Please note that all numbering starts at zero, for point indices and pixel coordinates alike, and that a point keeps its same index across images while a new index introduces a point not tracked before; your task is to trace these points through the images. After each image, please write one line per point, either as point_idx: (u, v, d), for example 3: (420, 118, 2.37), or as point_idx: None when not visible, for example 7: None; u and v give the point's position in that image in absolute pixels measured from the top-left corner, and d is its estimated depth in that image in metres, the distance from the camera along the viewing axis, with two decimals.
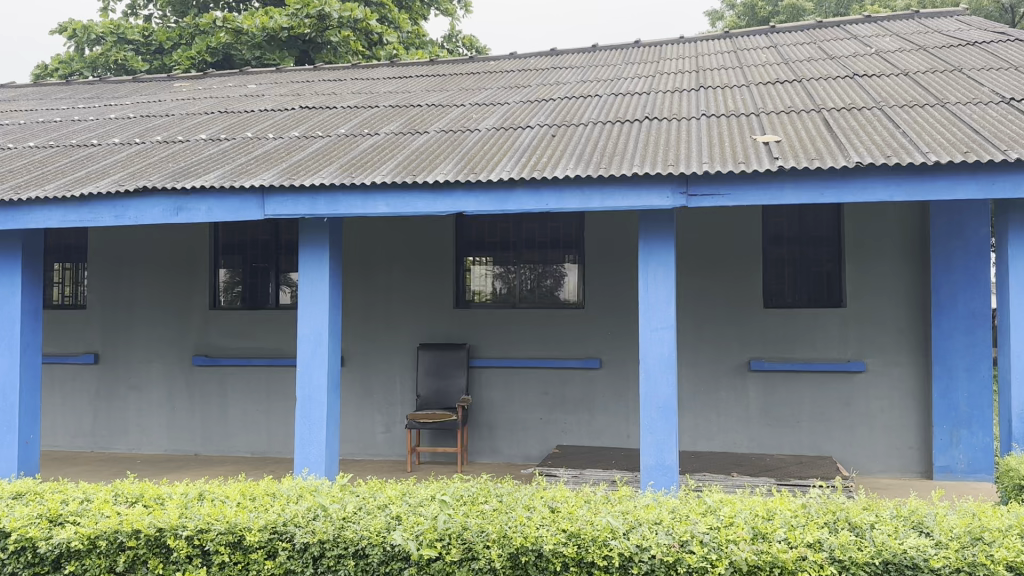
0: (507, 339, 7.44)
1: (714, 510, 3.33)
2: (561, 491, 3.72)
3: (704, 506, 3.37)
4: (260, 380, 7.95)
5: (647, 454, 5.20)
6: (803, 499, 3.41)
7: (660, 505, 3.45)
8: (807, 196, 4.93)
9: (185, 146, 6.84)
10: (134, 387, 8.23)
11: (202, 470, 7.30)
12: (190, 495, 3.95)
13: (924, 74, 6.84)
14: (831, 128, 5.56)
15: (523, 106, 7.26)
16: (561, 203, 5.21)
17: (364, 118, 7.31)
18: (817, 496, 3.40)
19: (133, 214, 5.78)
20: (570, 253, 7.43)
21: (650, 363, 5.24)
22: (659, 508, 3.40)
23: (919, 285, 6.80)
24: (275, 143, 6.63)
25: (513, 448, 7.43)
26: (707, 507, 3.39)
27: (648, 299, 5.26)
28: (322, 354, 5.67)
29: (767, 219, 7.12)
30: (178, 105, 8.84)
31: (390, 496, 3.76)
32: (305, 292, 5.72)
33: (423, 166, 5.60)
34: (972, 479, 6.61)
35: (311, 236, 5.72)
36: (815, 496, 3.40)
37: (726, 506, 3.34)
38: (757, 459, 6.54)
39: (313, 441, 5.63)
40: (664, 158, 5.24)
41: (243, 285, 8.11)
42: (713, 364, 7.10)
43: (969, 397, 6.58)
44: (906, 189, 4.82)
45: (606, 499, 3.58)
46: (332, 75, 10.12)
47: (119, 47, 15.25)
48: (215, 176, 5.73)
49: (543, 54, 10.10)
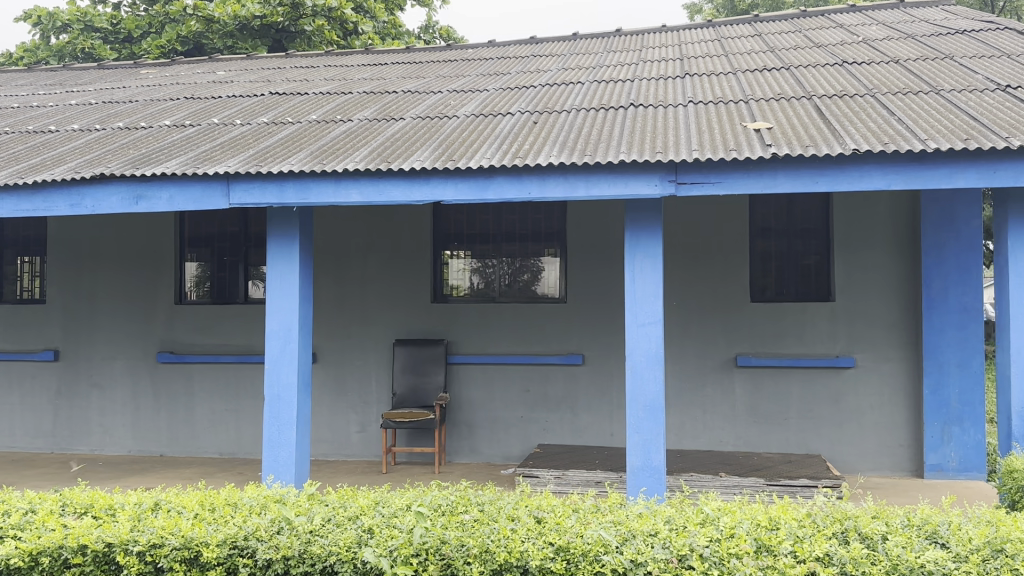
0: (486, 334, 7.18)
1: (712, 520, 3.10)
2: (547, 499, 3.47)
3: (703, 514, 3.13)
4: (228, 378, 7.64)
5: (634, 455, 4.96)
6: (807, 507, 3.18)
7: (653, 514, 3.21)
8: (802, 185, 4.70)
9: (148, 132, 6.51)
10: (96, 385, 7.88)
11: (167, 472, 6.97)
12: (143, 505, 3.67)
13: (915, 61, 6.65)
14: (824, 114, 5.35)
15: (502, 93, 6.99)
16: (544, 192, 4.96)
17: (338, 104, 7.01)
18: (823, 503, 3.17)
19: (90, 203, 5.46)
20: (552, 246, 7.19)
21: (636, 360, 5.00)
22: (654, 518, 3.15)
23: (908, 278, 6.62)
24: (243, 130, 6.32)
25: (493, 448, 7.16)
26: (705, 516, 3.15)
27: (635, 292, 5.02)
28: (291, 351, 5.38)
29: (754, 211, 6.91)
30: (144, 91, 8.48)
31: (362, 506, 3.50)
32: (274, 286, 5.42)
33: (399, 153, 5.31)
34: (963, 478, 6.41)
35: (280, 226, 5.42)
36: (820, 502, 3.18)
37: (726, 516, 3.10)
38: (745, 458, 6.33)
39: (282, 443, 5.33)
40: (652, 146, 5.00)
41: (211, 279, 7.80)
42: (699, 360, 6.88)
43: (961, 393, 6.39)
44: (905, 177, 4.60)
45: (595, 508, 3.33)
46: (305, 62, 9.79)
47: (86, 36, 14.79)
48: (176, 163, 5.42)
49: (523, 43, 9.85)
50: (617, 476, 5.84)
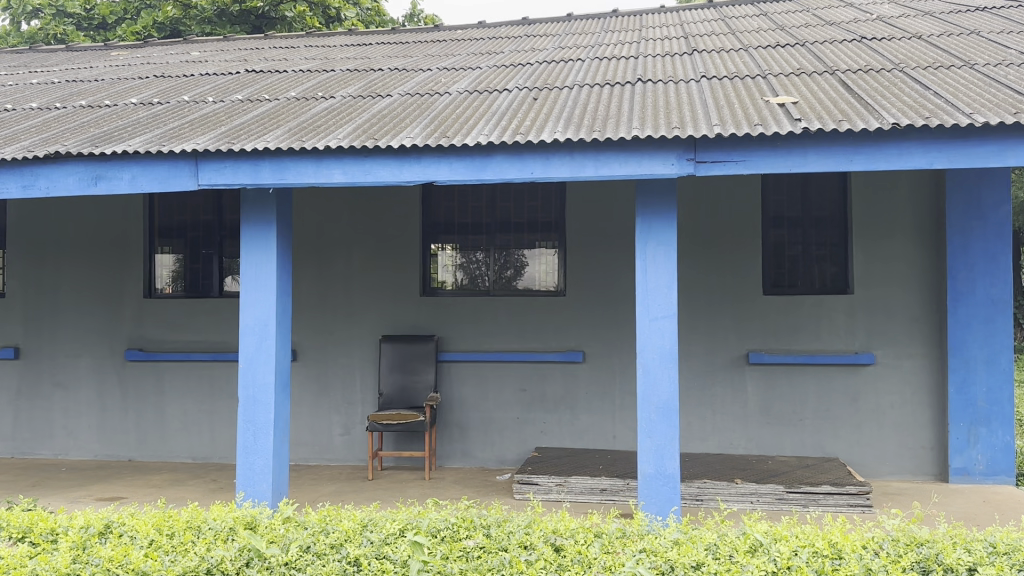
0: (480, 330, 6.70)
1: (764, 547, 3.08)
2: (566, 521, 3.43)
3: (752, 540, 3.12)
4: (201, 377, 7.11)
5: (646, 461, 4.50)
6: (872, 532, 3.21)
7: (692, 541, 3.20)
8: (834, 163, 4.25)
9: (112, 110, 5.97)
10: (59, 384, 7.33)
11: (135, 478, 6.45)
12: (91, 529, 3.56)
13: (938, 37, 6.22)
14: (851, 88, 4.90)
15: (497, 71, 6.51)
16: (549, 172, 4.48)
17: (320, 82, 6.50)
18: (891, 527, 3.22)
19: (44, 184, 4.93)
20: (550, 236, 6.72)
21: (648, 357, 4.54)
22: (695, 546, 3.14)
23: (932, 269, 6.20)
24: (215, 107, 5.79)
25: (487, 452, 6.68)
26: (754, 542, 3.13)
27: (647, 282, 4.56)
28: (268, 348, 4.88)
29: (765, 198, 6.47)
30: (111, 71, 7.91)
31: (347, 530, 3.43)
32: (249, 276, 4.92)
33: (386, 129, 4.82)
34: (991, 482, 5.99)
35: (255, 210, 4.91)
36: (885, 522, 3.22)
37: (781, 543, 3.11)
38: (759, 463, 5.90)
39: (258, 449, 4.83)
40: (667, 121, 4.54)
41: (183, 271, 7.27)
42: (709, 357, 6.44)
43: (988, 392, 5.99)
44: (948, 155, 4.16)
45: (622, 533, 3.33)
46: (283, 43, 9.24)
47: (58, 21, 14.06)
48: (140, 140, 4.90)
49: (514, 24, 9.36)
50: (624, 483, 5.40)
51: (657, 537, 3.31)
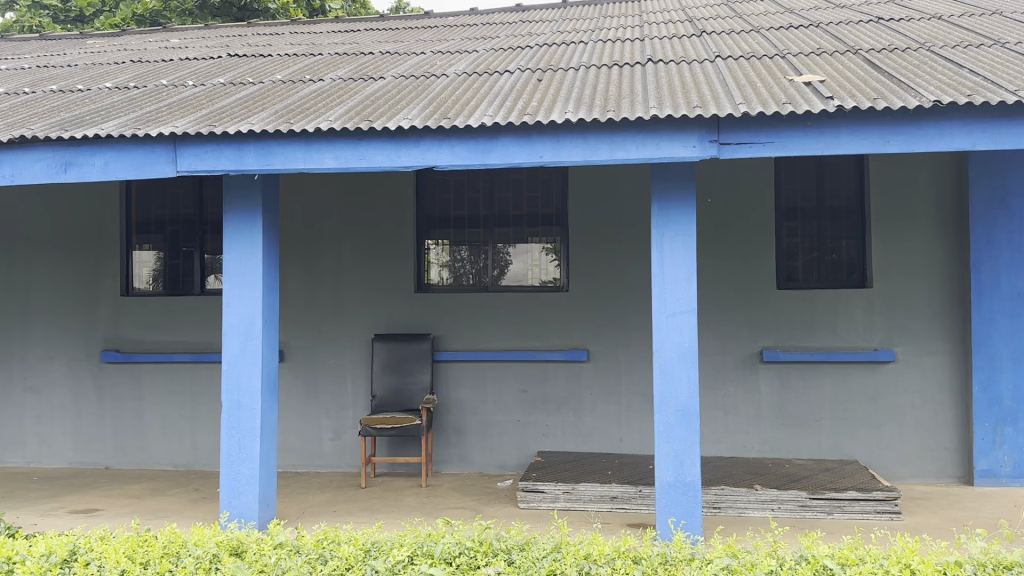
0: (477, 328, 6.34)
1: None
2: (599, 548, 3.20)
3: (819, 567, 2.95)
4: (182, 379, 6.72)
5: (664, 468, 4.16)
6: (953, 556, 3.03)
7: (749, 568, 3.03)
8: (869, 145, 3.92)
9: (84, 94, 5.57)
10: (31, 389, 6.92)
11: (111, 488, 6.05)
12: (53, 557, 3.21)
13: (959, 17, 5.91)
14: (879, 67, 4.59)
15: (495, 54, 6.15)
16: (559, 156, 4.13)
17: (308, 65, 6.12)
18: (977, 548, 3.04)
19: (9, 171, 4.54)
20: (551, 230, 6.38)
21: (666, 357, 4.20)
22: None
23: (954, 261, 5.90)
24: (195, 91, 5.40)
25: (486, 457, 6.32)
26: (823, 569, 2.96)
27: (664, 275, 4.22)
28: (253, 349, 4.50)
29: (778, 188, 6.17)
30: (85, 57, 7.50)
31: (348, 557, 3.18)
32: (232, 271, 4.55)
33: (382, 111, 4.45)
34: (1018, 485, 5.70)
35: (239, 200, 4.53)
36: (966, 546, 3.06)
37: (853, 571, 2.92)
38: (776, 466, 5.58)
39: (244, 458, 4.46)
40: (686, 101, 4.20)
41: (162, 267, 6.87)
42: (720, 355, 6.11)
43: (1015, 390, 5.69)
44: (993, 135, 3.84)
45: (663, 559, 3.13)
46: (267, 31, 8.83)
47: (34, 14, 13.54)
48: (113, 123, 4.51)
49: (507, 11, 9.00)
50: (636, 491, 5.07)
51: (704, 563, 3.14)
